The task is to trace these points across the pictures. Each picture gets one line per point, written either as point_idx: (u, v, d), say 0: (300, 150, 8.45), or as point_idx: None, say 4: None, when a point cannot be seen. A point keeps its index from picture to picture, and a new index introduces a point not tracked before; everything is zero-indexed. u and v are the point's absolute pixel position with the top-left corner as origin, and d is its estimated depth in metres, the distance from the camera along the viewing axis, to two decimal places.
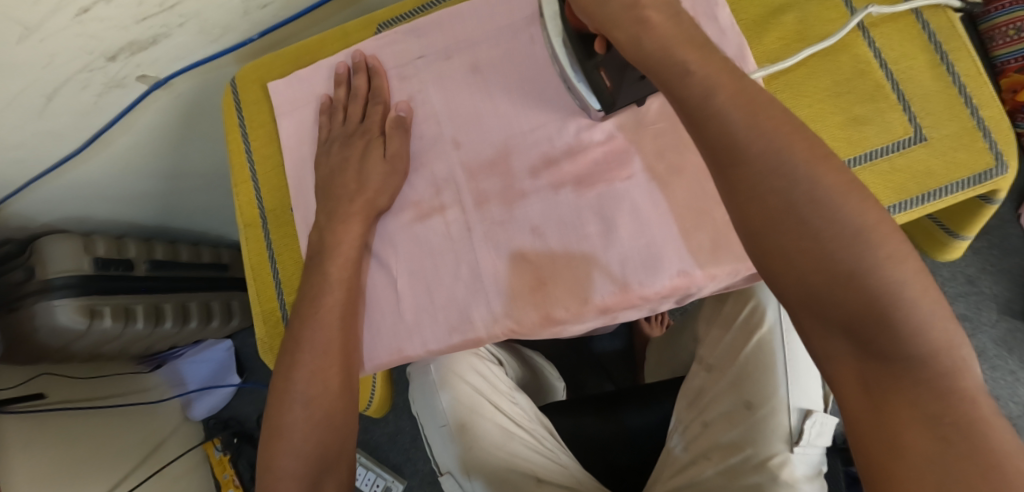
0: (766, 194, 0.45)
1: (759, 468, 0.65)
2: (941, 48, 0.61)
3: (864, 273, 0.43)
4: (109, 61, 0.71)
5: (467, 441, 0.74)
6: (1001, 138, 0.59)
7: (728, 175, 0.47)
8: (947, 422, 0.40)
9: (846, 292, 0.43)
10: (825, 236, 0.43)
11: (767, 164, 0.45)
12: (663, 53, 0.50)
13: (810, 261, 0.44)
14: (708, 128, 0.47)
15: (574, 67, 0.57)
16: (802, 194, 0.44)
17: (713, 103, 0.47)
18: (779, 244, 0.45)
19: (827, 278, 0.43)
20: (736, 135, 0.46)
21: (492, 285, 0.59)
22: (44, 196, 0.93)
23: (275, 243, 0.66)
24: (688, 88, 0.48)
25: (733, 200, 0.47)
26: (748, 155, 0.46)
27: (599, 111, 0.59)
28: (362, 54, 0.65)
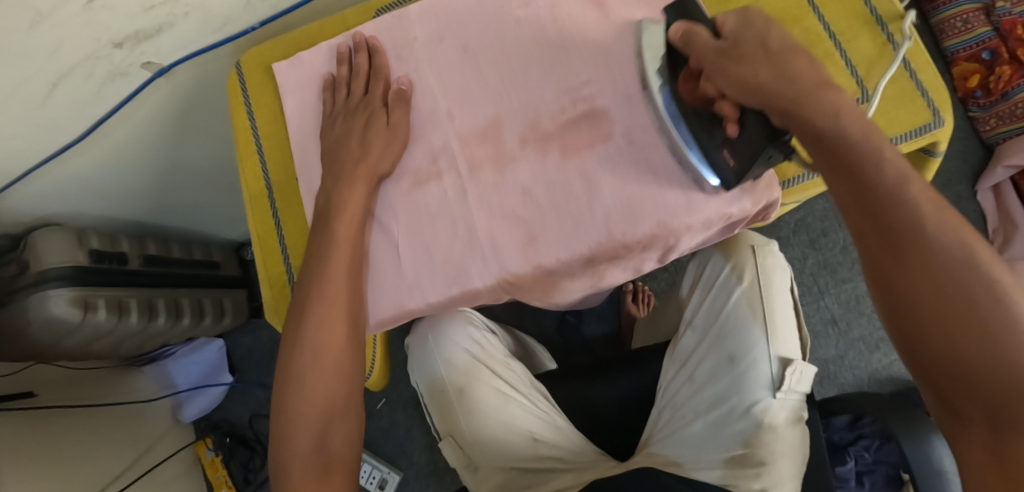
0: (938, 286, 0.51)
1: (744, 415, 0.73)
2: (882, 19, 0.68)
3: (1019, 363, 0.49)
4: (116, 49, 0.75)
5: (468, 404, 0.79)
6: (936, 96, 0.66)
7: (900, 263, 0.52)
8: None
9: (997, 374, 0.49)
10: (989, 330, 0.50)
11: (946, 262, 0.51)
12: (863, 136, 0.53)
13: (972, 347, 0.50)
14: (891, 218, 0.52)
15: (694, 144, 0.60)
16: (979, 288, 0.50)
17: (901, 194, 0.52)
18: (940, 331, 0.51)
19: (982, 364, 0.50)
20: (921, 230, 0.52)
21: (488, 243, 0.64)
22: (42, 189, 0.94)
23: (281, 212, 0.71)
24: (881, 178, 0.53)
25: (897, 284, 0.53)
26: (930, 249, 0.51)
27: (715, 185, 0.61)
28: (363, 36, 0.69)
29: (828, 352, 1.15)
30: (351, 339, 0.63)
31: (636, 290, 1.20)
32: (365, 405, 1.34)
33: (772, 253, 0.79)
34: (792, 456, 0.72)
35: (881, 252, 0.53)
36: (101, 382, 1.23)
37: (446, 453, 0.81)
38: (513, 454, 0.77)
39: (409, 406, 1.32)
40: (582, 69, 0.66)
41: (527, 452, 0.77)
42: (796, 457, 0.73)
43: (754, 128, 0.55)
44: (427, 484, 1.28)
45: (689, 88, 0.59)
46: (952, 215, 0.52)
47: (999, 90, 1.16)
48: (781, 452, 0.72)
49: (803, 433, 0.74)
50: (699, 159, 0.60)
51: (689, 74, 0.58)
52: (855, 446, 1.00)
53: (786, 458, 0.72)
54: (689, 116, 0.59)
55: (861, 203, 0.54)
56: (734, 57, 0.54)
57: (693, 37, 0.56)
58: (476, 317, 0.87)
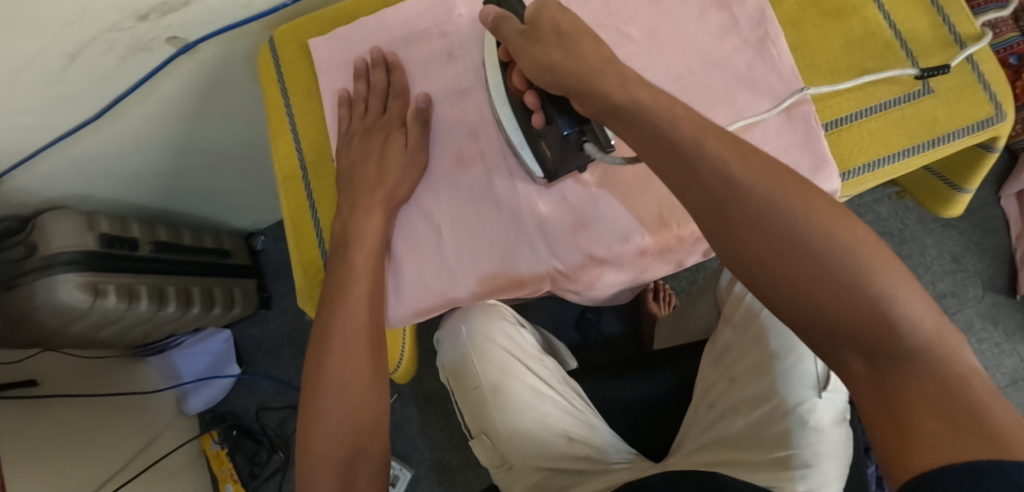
0: (769, 233, 0.46)
1: (788, 415, 0.70)
2: (943, 10, 0.66)
3: (863, 286, 0.44)
4: (140, 21, 0.71)
5: (502, 401, 0.77)
6: (999, 89, 0.63)
7: (728, 220, 0.47)
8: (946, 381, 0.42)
9: (848, 304, 0.44)
10: (824, 264, 0.45)
11: (764, 208, 0.46)
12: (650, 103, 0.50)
13: (818, 288, 0.45)
14: (703, 174, 0.48)
15: (519, 136, 0.60)
16: (801, 222, 0.46)
17: (701, 151, 0.48)
18: (787, 275, 0.45)
19: (835, 298, 0.44)
20: (730, 183, 0.47)
21: (538, 230, 0.61)
22: (51, 169, 0.90)
23: (316, 194, 0.68)
24: (679, 139, 0.49)
25: (729, 243, 0.47)
26: (744, 193, 0.47)
27: (542, 178, 0.61)
28: (380, 50, 0.65)
29: None
30: (376, 324, 0.60)
31: (657, 289, 1.18)
32: None
33: None
34: (837, 458, 0.68)
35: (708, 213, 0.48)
36: (106, 372, 1.19)
37: (477, 452, 0.79)
38: (548, 453, 0.74)
39: (421, 402, 1.29)
40: (637, 54, 0.63)
41: (560, 450, 0.74)
42: (841, 461, 0.68)
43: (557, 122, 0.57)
44: (438, 482, 1.25)
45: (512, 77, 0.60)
46: (761, 160, 0.48)
47: None
48: (827, 453, 0.68)
49: (848, 434, 0.70)
50: (527, 152, 0.60)
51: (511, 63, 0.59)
52: None
53: (831, 460, 0.68)
54: (510, 107, 0.60)
55: (670, 163, 0.49)
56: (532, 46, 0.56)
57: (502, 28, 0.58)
58: (508, 311, 0.85)
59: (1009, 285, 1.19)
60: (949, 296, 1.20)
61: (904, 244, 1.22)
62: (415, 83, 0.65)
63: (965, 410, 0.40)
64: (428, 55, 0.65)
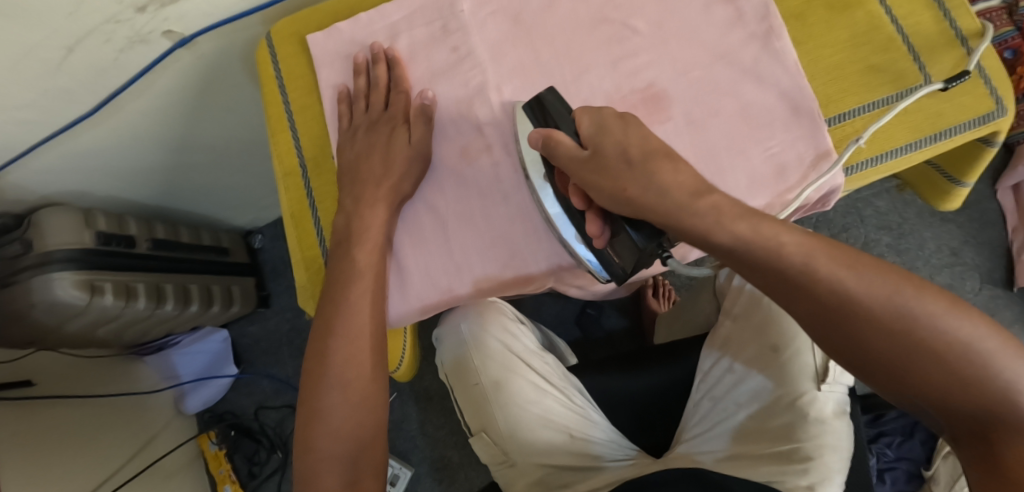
0: (887, 340, 0.50)
1: (790, 407, 0.70)
2: (944, 5, 0.65)
3: (987, 380, 0.49)
4: (137, 13, 0.70)
5: (503, 398, 0.76)
6: (999, 85, 0.63)
7: (846, 331, 0.51)
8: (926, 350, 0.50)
9: (971, 394, 0.49)
10: (948, 363, 0.49)
11: (882, 318, 0.50)
12: (753, 233, 0.51)
13: (938, 386, 0.50)
14: (818, 294, 0.51)
15: (584, 245, 0.58)
16: (919, 324, 0.50)
17: (812, 272, 0.50)
18: (908, 374, 0.50)
19: (956, 392, 0.50)
20: (847, 299, 0.50)
21: (542, 222, 0.60)
22: (47, 165, 0.89)
23: (317, 190, 0.67)
24: (789, 264, 0.51)
25: (850, 348, 0.52)
26: (858, 305, 0.50)
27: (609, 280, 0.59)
28: (381, 47, 0.65)
29: None
30: (378, 319, 0.59)
31: (657, 284, 1.17)
32: None
33: None
34: (839, 450, 0.68)
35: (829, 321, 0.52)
36: (104, 372, 1.18)
37: (477, 449, 0.78)
38: (550, 449, 0.74)
39: (421, 399, 1.29)
40: (640, 47, 0.63)
41: (562, 447, 0.75)
42: (843, 452, 0.68)
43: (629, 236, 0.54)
44: (438, 480, 1.25)
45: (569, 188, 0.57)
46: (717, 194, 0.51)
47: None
48: (829, 445, 0.68)
49: (848, 425, 0.70)
50: (593, 260, 0.58)
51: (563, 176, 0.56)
52: (877, 442, 1.02)
53: (834, 452, 0.68)
54: (569, 220, 0.58)
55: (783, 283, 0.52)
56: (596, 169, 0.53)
57: (556, 142, 0.55)
58: (507, 307, 0.84)
59: (1007, 278, 1.20)
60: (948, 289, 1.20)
61: (903, 238, 1.23)
62: (417, 76, 0.65)
63: (949, 377, 0.50)
64: (430, 48, 0.65)
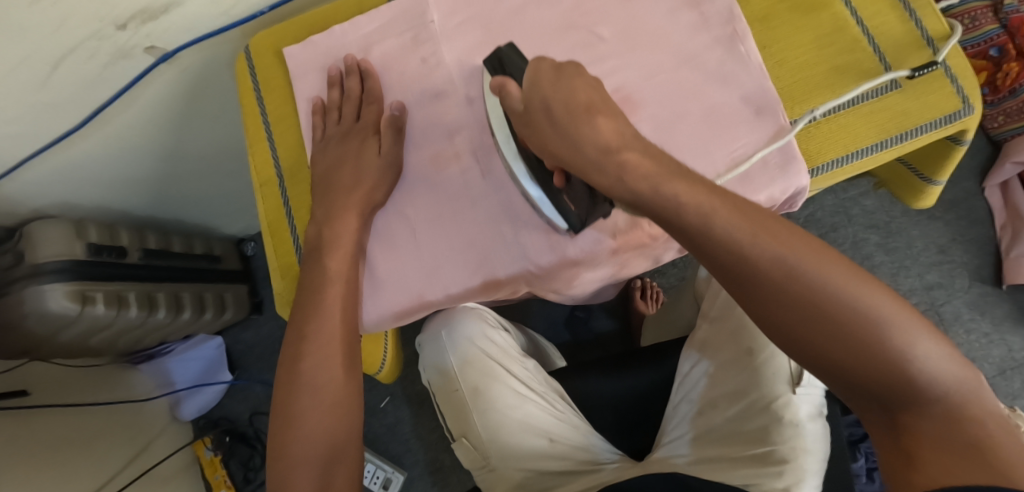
0: (783, 300, 0.50)
1: (765, 410, 0.70)
2: (909, 5, 0.66)
3: (879, 347, 0.48)
4: (119, 30, 0.72)
5: (483, 403, 0.78)
6: (966, 83, 0.64)
7: (745, 291, 0.52)
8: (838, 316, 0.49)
9: (865, 363, 0.49)
10: (843, 328, 0.49)
11: (778, 279, 0.50)
12: (651, 191, 0.52)
13: (833, 350, 0.49)
14: (714, 250, 0.51)
15: (539, 191, 0.59)
16: (816, 288, 0.50)
17: (708, 229, 0.51)
18: (805, 337, 0.50)
19: (850, 359, 0.49)
20: (744, 257, 0.51)
21: (512, 230, 0.62)
22: (38, 178, 0.91)
23: (292, 199, 0.68)
24: (685, 221, 0.51)
25: (751, 308, 0.52)
26: (755, 263, 0.50)
27: (566, 230, 0.60)
28: (354, 58, 0.66)
29: None
30: (350, 327, 0.60)
31: (644, 286, 1.18)
32: (369, 403, 1.31)
33: None
34: (816, 453, 0.68)
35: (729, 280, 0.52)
36: (98, 380, 1.20)
37: (459, 454, 0.80)
38: (529, 454, 0.76)
39: (414, 403, 1.30)
40: (608, 55, 0.64)
41: (541, 451, 0.76)
42: (819, 454, 0.68)
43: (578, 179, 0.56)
44: (432, 483, 1.26)
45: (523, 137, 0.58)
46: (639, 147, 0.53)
47: (1007, 88, 1.15)
48: (804, 448, 0.68)
49: (825, 427, 0.70)
50: (547, 206, 0.59)
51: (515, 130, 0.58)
52: (867, 442, 1.01)
53: (809, 454, 0.68)
54: (526, 166, 0.59)
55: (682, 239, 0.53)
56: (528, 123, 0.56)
57: (506, 94, 0.57)
58: (488, 313, 0.86)
59: (996, 275, 1.20)
60: (937, 287, 1.21)
61: (891, 237, 1.23)
62: (389, 87, 0.66)
63: (861, 339, 0.49)
64: (402, 59, 0.66)
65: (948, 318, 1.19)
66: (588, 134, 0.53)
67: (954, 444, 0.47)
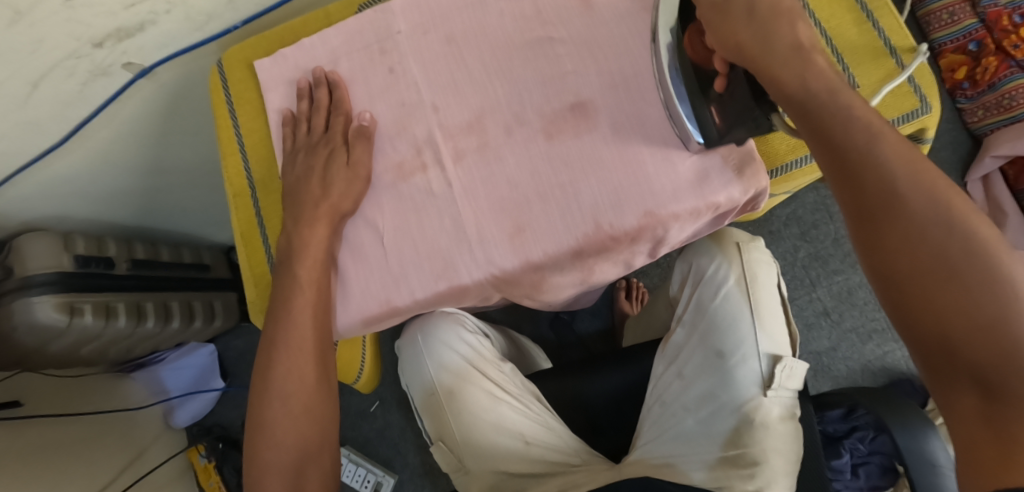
0: (915, 234, 0.49)
1: (734, 413, 0.73)
2: (867, 7, 0.68)
3: (1008, 323, 0.46)
4: (96, 48, 0.74)
5: (461, 407, 0.80)
6: (922, 81, 0.65)
7: (876, 224, 0.51)
8: (969, 268, 0.47)
9: (986, 331, 0.46)
10: (973, 286, 0.47)
11: (926, 217, 0.49)
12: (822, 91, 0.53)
13: (951, 305, 0.47)
14: (861, 173, 0.51)
15: (685, 99, 0.60)
16: (957, 234, 0.48)
17: (869, 151, 0.51)
18: (924, 286, 0.48)
19: (967, 321, 0.47)
20: (892, 189, 0.50)
21: (474, 236, 0.63)
22: (25, 192, 0.93)
23: (264, 209, 0.70)
24: (847, 128, 0.52)
25: (876, 244, 0.50)
26: (899, 198, 0.50)
27: (699, 144, 0.61)
28: (323, 70, 0.67)
29: (821, 344, 1.20)
30: (320, 336, 0.62)
31: (629, 287, 1.20)
32: (360, 407, 1.33)
33: (758, 249, 0.78)
34: (786, 453, 0.71)
35: (861, 212, 0.51)
36: (90, 390, 1.21)
37: (437, 456, 0.82)
38: (506, 456, 0.78)
39: (404, 407, 1.31)
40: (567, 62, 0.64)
41: (519, 454, 0.78)
42: (788, 455, 0.71)
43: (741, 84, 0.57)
44: (422, 485, 1.27)
45: (694, 43, 0.59)
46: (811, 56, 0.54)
47: (986, 82, 1.18)
48: (773, 449, 0.71)
49: (796, 428, 0.73)
50: (687, 115, 0.60)
51: (696, 28, 0.58)
52: (850, 438, 1.01)
53: (780, 455, 0.71)
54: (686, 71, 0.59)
55: (830, 158, 0.53)
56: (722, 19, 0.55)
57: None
58: (466, 317, 0.87)
59: None
60: None
61: None
62: (357, 98, 0.67)
63: (989, 297, 0.46)
64: (370, 71, 0.67)
65: None
66: (780, 32, 0.55)
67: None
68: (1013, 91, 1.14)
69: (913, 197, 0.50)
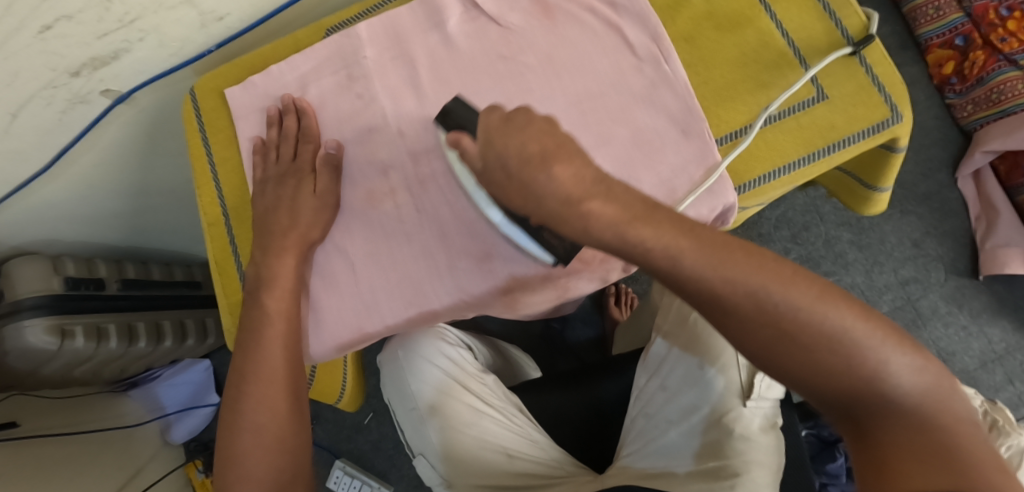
0: (752, 327, 0.52)
1: (717, 425, 0.71)
2: (835, 16, 0.67)
3: (856, 365, 0.51)
4: (73, 78, 0.74)
5: (441, 422, 0.80)
6: (894, 90, 0.65)
7: (723, 324, 0.53)
8: (807, 339, 0.51)
9: (842, 379, 0.51)
10: (816, 346, 0.51)
11: (762, 303, 0.51)
12: (617, 238, 0.51)
13: (808, 371, 0.52)
14: (688, 289, 0.52)
15: (519, 232, 0.59)
16: (782, 312, 0.51)
17: (682, 267, 0.51)
18: (779, 355, 0.52)
19: (824, 377, 0.51)
20: (714, 288, 0.51)
21: (443, 261, 0.63)
22: (13, 218, 0.94)
23: (238, 237, 0.72)
24: (653, 261, 0.51)
25: (729, 330, 0.53)
26: (725, 298, 0.52)
27: (554, 263, 0.60)
28: (291, 97, 0.68)
29: None
30: (291, 365, 0.63)
31: (618, 293, 1.19)
32: (354, 419, 1.33)
33: None
34: (769, 465, 0.69)
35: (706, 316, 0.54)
36: (85, 408, 1.22)
37: (420, 470, 0.82)
38: (488, 471, 0.77)
39: None
40: (532, 83, 0.65)
41: (500, 467, 0.77)
42: (772, 467, 0.69)
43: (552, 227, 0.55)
44: None
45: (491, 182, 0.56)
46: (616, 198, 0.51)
47: (975, 76, 1.16)
48: (757, 461, 0.68)
49: (779, 439, 0.71)
50: (531, 245, 0.59)
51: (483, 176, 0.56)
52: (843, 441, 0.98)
53: (762, 467, 0.68)
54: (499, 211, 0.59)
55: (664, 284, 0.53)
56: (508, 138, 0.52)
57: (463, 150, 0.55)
58: (449, 333, 0.88)
59: (971, 268, 1.19)
60: (913, 282, 1.19)
61: (863, 234, 1.21)
62: (327, 124, 0.68)
63: (832, 347, 0.51)
64: (338, 96, 0.68)
65: (924, 314, 1.18)
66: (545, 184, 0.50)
67: (932, 456, 0.48)
68: (1004, 84, 1.13)
69: (738, 297, 0.51)
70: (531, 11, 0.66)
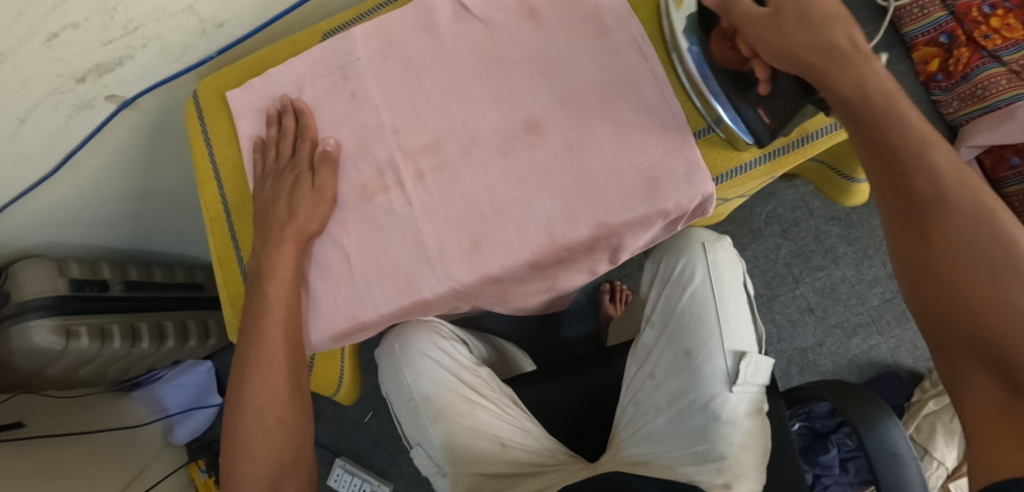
0: (959, 245, 0.54)
1: (703, 409, 0.74)
2: None
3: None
4: (79, 83, 0.77)
5: (435, 412, 0.82)
6: None
7: (923, 231, 0.55)
8: (1000, 274, 0.52)
9: (1012, 334, 0.50)
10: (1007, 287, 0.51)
11: (968, 222, 0.54)
12: (876, 104, 0.59)
13: (982, 300, 0.52)
14: (915, 187, 0.56)
15: (730, 105, 0.69)
16: (998, 250, 0.53)
17: (925, 164, 0.56)
18: (960, 283, 0.53)
19: (993, 323, 0.51)
20: (944, 197, 0.55)
21: (435, 253, 0.65)
22: (21, 221, 0.97)
23: (238, 232, 0.74)
24: (905, 148, 0.57)
25: (924, 247, 0.55)
26: (948, 213, 0.55)
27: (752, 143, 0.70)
28: (289, 97, 0.71)
29: (806, 340, 1.21)
30: (290, 353, 0.66)
31: (613, 290, 1.22)
32: (355, 418, 1.35)
33: (724, 249, 0.81)
34: (753, 446, 0.73)
35: (907, 225, 0.56)
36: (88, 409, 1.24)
37: (417, 460, 0.85)
38: (483, 458, 0.80)
39: None
40: (520, 80, 0.67)
41: (495, 456, 0.80)
42: (756, 449, 0.73)
43: (786, 86, 0.65)
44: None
45: (723, 48, 0.68)
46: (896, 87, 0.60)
47: (959, 73, 1.19)
48: (741, 444, 0.73)
49: (763, 422, 0.75)
50: (735, 119, 0.69)
51: (723, 37, 0.67)
52: (837, 432, 0.99)
53: (746, 449, 0.73)
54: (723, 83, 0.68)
55: (893, 178, 0.57)
56: (773, 26, 0.61)
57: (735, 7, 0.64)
58: (443, 327, 0.89)
59: None
60: None
61: (852, 228, 1.23)
62: (323, 124, 0.70)
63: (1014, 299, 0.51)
64: (334, 96, 0.71)
65: None
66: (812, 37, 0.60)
67: None
68: (987, 80, 1.15)
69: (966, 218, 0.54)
70: (518, 12, 0.69)
